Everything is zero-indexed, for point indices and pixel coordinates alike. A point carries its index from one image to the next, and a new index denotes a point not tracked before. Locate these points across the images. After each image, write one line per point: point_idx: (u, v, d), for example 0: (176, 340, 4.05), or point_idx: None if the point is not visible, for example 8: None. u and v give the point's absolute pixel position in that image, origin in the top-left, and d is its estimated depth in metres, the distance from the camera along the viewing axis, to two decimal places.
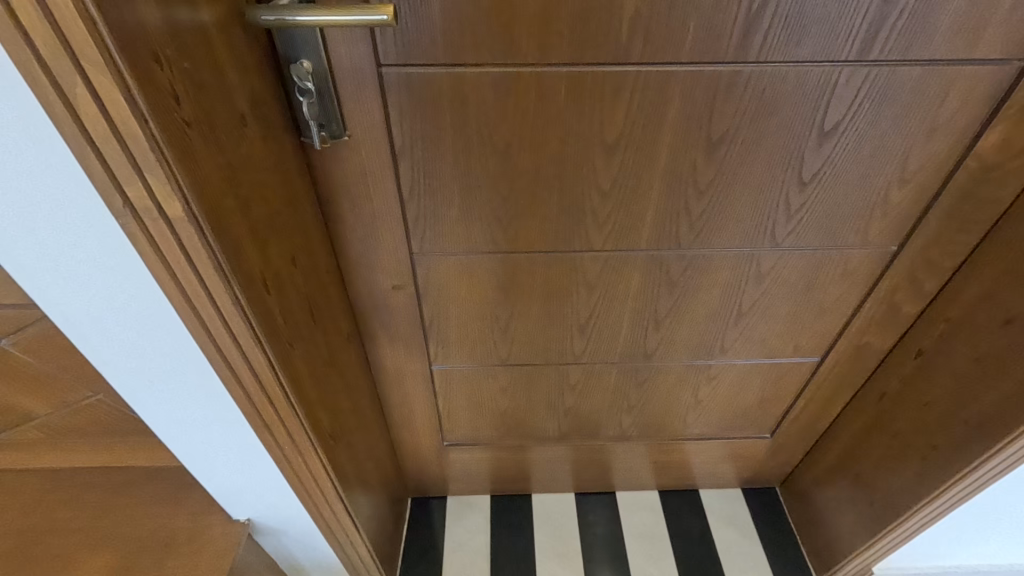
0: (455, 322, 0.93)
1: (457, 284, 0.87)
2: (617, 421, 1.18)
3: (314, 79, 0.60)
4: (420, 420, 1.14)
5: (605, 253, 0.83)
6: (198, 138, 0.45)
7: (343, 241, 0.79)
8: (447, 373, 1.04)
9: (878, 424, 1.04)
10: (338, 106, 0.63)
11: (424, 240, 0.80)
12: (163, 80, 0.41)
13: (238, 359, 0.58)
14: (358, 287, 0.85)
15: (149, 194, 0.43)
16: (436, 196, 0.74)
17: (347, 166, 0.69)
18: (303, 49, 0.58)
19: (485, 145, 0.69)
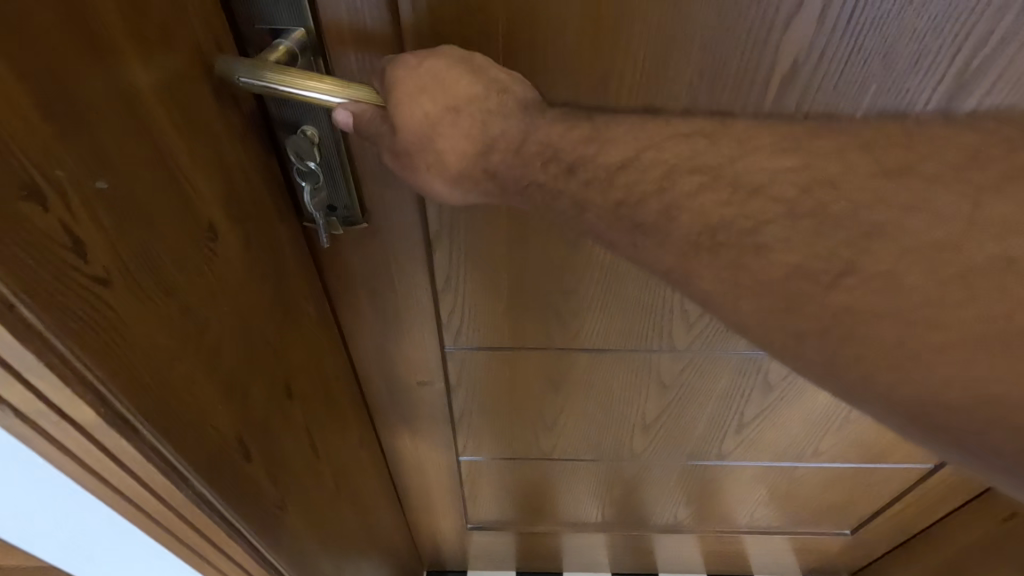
0: (491, 417, 0.76)
1: (497, 380, 0.70)
2: (671, 513, 1.00)
3: (323, 155, 0.42)
4: (440, 506, 0.97)
5: (690, 354, 0.65)
6: (125, 295, 0.28)
7: (357, 335, 0.61)
8: (477, 463, 0.87)
9: (1000, 548, 0.85)
10: (354, 183, 0.45)
11: (462, 333, 0.62)
12: (49, 224, 0.24)
13: (212, 555, 0.41)
14: (374, 380, 0.68)
15: (40, 401, 0.26)
16: (480, 287, 0.56)
17: (365, 254, 0.52)
18: (306, 112, 0.40)
19: (550, 233, 0.51)
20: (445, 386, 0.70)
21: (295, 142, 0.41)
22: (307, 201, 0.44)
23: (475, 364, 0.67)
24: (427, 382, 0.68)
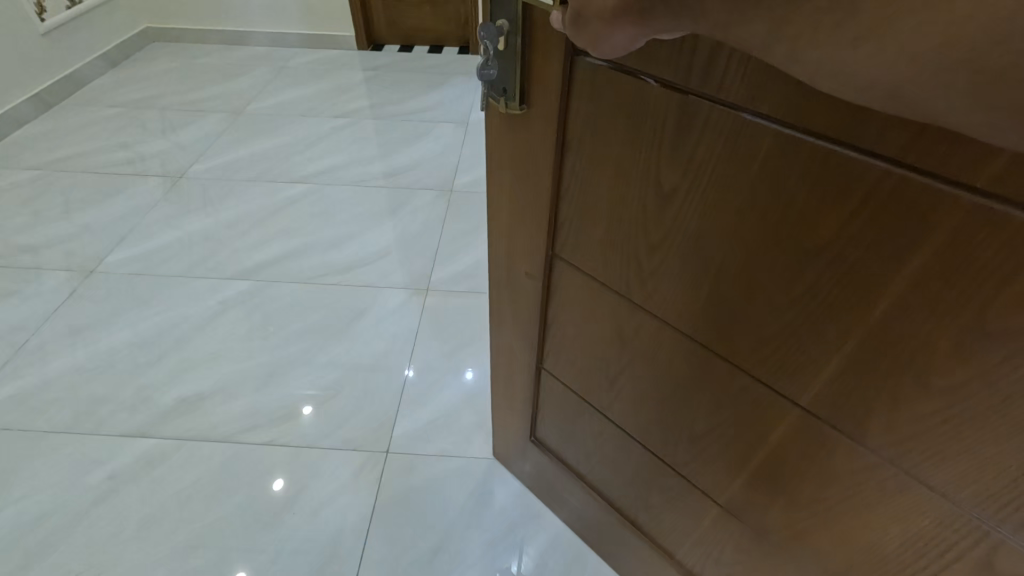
0: (570, 339, 0.94)
1: (582, 302, 0.86)
2: (698, 561, 0.96)
3: (502, 47, 0.70)
4: (518, 409, 1.20)
5: (754, 378, 0.68)
6: None
7: (500, 212, 0.90)
8: (551, 379, 1.05)
9: None
10: (519, 76, 0.71)
11: (570, 245, 0.82)
12: None
13: None
14: (501, 257, 0.96)
15: None
16: (591, 208, 0.75)
17: (520, 136, 0.78)
18: (506, 15, 0.67)
19: (647, 181, 0.66)
20: (542, 288, 0.92)
21: (487, 28, 0.69)
22: (480, 72, 0.73)
23: (570, 275, 0.85)
24: (533, 275, 0.92)
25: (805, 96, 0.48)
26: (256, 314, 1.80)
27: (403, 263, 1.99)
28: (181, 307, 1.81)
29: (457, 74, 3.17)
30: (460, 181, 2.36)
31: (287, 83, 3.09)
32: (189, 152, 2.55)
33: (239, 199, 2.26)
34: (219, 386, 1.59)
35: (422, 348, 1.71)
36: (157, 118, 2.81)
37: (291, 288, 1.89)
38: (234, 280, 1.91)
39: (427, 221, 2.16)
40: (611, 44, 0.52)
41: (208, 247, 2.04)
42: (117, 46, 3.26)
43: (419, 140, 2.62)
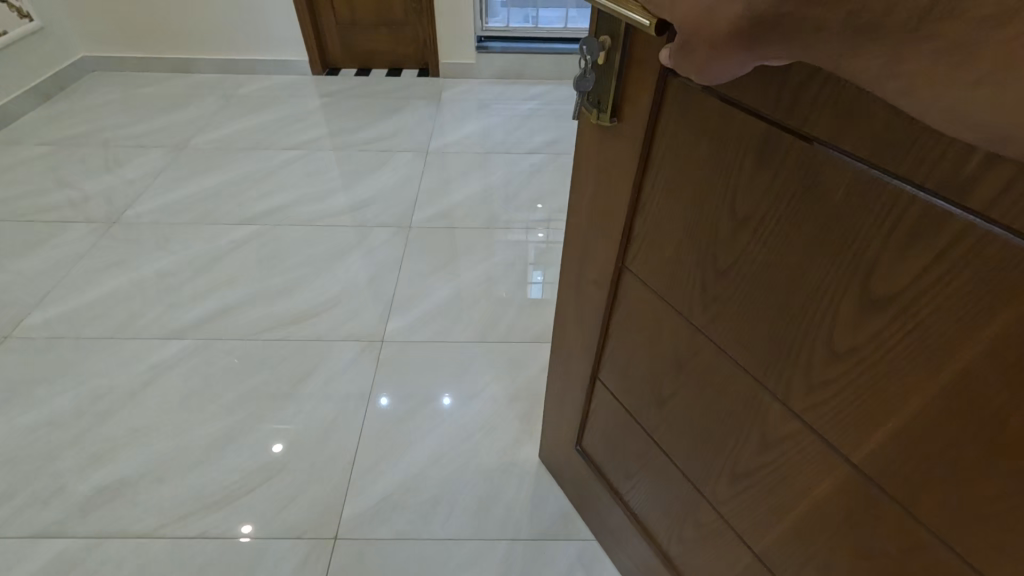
0: (629, 356, 0.90)
1: (642, 320, 0.83)
2: None
3: (603, 61, 0.67)
4: (567, 413, 1.19)
5: (804, 424, 0.63)
6: None
7: (576, 217, 0.88)
8: (605, 394, 1.02)
9: None
10: (614, 92, 0.68)
11: (637, 261, 0.78)
12: None
13: None
14: (572, 262, 0.95)
15: None
16: (663, 227, 0.71)
17: (604, 147, 0.74)
18: (607, 30, 0.65)
19: (721, 203, 0.61)
20: (608, 300, 0.88)
21: (590, 42, 0.67)
22: (578, 85, 0.71)
23: (636, 292, 0.82)
24: (601, 285, 0.88)
25: (890, 135, 0.43)
26: (193, 380, 1.59)
27: (353, 313, 1.80)
28: (105, 379, 1.58)
29: (414, 102, 3.10)
30: (419, 217, 2.24)
31: (235, 115, 2.93)
32: (126, 194, 2.34)
33: (182, 242, 2.07)
34: (148, 469, 1.39)
35: (375, 413, 1.52)
36: (92, 156, 2.60)
37: (236, 346, 1.68)
38: (166, 343, 1.69)
39: (380, 265, 2.00)
40: (721, 72, 0.46)
41: (143, 301, 1.83)
42: (50, 79, 3.04)
43: (379, 171, 2.51)
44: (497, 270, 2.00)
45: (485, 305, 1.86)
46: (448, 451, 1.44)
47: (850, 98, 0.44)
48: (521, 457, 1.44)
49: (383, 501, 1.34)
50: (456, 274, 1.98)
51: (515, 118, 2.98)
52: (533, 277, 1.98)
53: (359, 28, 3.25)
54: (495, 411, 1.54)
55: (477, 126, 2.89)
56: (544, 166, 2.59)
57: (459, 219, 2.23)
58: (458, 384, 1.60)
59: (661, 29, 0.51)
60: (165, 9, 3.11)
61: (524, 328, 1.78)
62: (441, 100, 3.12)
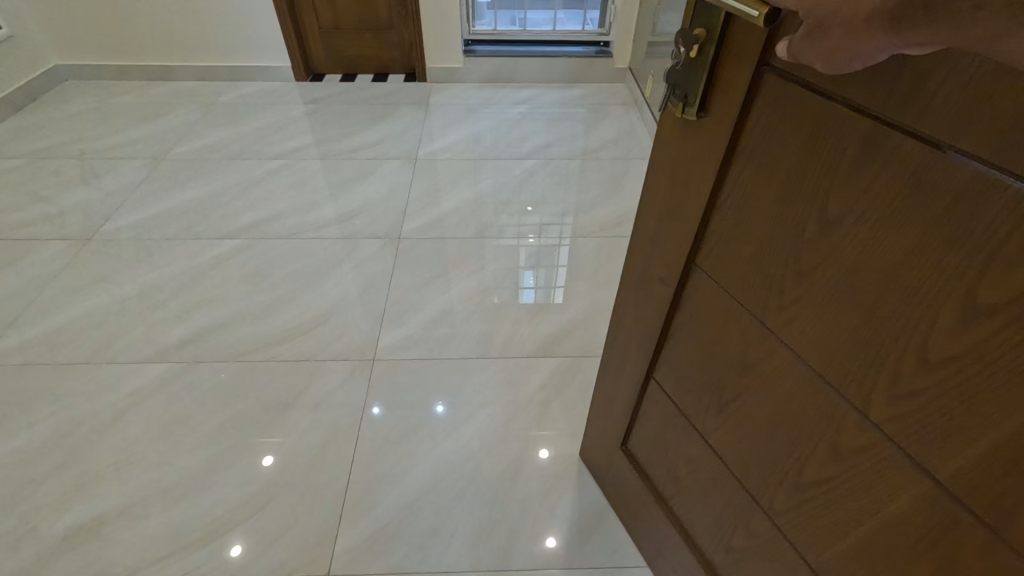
0: (691, 354, 0.88)
1: (710, 319, 0.81)
2: None
3: (695, 54, 0.65)
4: (616, 410, 1.18)
5: (884, 434, 0.59)
6: None
7: (647, 210, 0.87)
8: (660, 391, 1.00)
9: None
10: (706, 86, 0.66)
11: (711, 258, 0.77)
12: None
13: None
14: (637, 256, 0.93)
15: None
16: (744, 223, 0.69)
17: (687, 141, 0.73)
18: (705, 23, 0.63)
19: (811, 202, 0.59)
20: (673, 297, 0.87)
21: (686, 34, 0.65)
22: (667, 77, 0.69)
23: (705, 290, 0.80)
24: (666, 281, 0.87)
25: (1015, 136, 0.40)
26: (174, 405, 1.51)
27: (344, 330, 1.73)
28: (78, 407, 1.50)
29: (402, 107, 3.03)
30: (408, 227, 2.18)
31: (215, 123, 2.84)
32: (101, 208, 2.25)
33: (159, 259, 1.99)
34: (130, 503, 1.31)
35: (369, 434, 1.46)
36: (66, 169, 2.50)
37: (218, 368, 1.61)
38: (144, 366, 1.61)
39: (369, 278, 1.93)
40: (853, 59, 0.43)
41: (122, 322, 1.75)
42: (21, 90, 2.93)
43: (367, 180, 2.44)
44: (492, 280, 1.94)
45: (479, 318, 1.80)
46: (446, 474, 1.38)
47: (975, 95, 0.41)
48: (522, 479, 1.38)
49: (377, 532, 1.28)
50: (450, 286, 1.92)
51: (506, 122, 2.93)
52: (529, 286, 1.93)
53: (342, 33, 3.18)
54: (494, 429, 1.48)
55: (467, 131, 2.83)
56: (536, 171, 2.54)
57: (451, 229, 2.18)
58: (455, 402, 1.54)
59: (770, 21, 0.51)
60: (143, 15, 3.01)
61: (521, 340, 1.72)
62: (429, 105, 3.06)
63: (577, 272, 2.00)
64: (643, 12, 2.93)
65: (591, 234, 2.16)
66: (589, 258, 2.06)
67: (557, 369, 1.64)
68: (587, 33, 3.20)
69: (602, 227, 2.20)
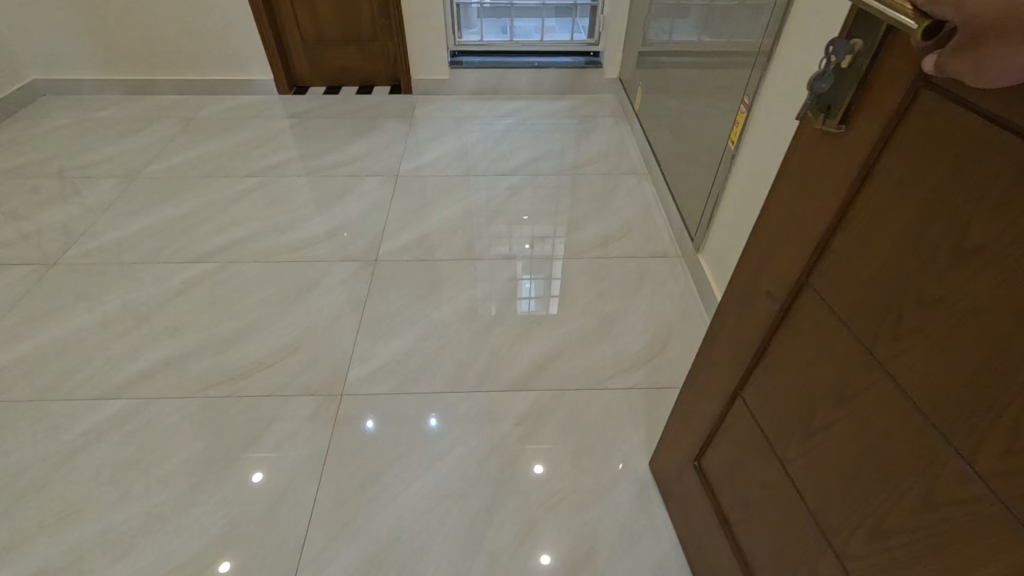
0: (784, 377, 0.81)
1: (811, 344, 0.73)
2: None
3: (847, 65, 0.59)
4: (695, 423, 1.11)
5: (989, 490, 0.51)
6: None
7: (765, 221, 0.80)
8: (744, 411, 0.93)
9: None
10: (854, 97, 0.60)
11: (825, 278, 0.69)
12: None
13: None
14: (746, 268, 0.87)
15: None
16: (867, 242, 0.62)
17: (820, 151, 0.66)
18: (863, 33, 0.57)
19: (948, 229, 0.52)
20: (777, 313, 0.80)
21: (840, 40, 0.60)
22: (811, 84, 0.64)
23: (812, 311, 0.73)
24: (773, 297, 0.80)
25: None
26: (128, 447, 1.43)
27: (311, 363, 1.65)
28: (24, 450, 1.42)
29: (387, 120, 2.96)
30: (387, 249, 2.09)
31: (193, 139, 2.77)
32: (66, 231, 2.17)
33: (122, 286, 1.91)
34: (71, 559, 1.22)
35: (330, 479, 1.37)
36: (33, 188, 2.42)
37: (177, 405, 1.53)
38: (99, 404, 1.53)
39: (344, 304, 1.85)
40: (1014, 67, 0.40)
41: (81, 353, 1.67)
42: None
43: (346, 199, 2.36)
44: (473, 306, 1.85)
45: (458, 347, 1.71)
46: (412, 524, 1.30)
47: None
48: (495, 527, 1.30)
49: None
50: (426, 311, 1.83)
51: (494, 135, 2.85)
52: (509, 311, 1.83)
53: (326, 45, 3.11)
54: (466, 474, 1.39)
55: (453, 145, 2.75)
56: (523, 187, 2.45)
57: (431, 250, 2.09)
58: (423, 444, 1.45)
59: (929, 34, 0.46)
60: (122, 29, 2.94)
61: (500, 372, 1.63)
62: (415, 118, 2.98)
63: (565, 294, 1.91)
64: (633, 21, 2.84)
65: (579, 254, 2.08)
66: (577, 280, 1.97)
67: (534, 405, 1.55)
68: (575, 44, 3.12)
69: (589, 247, 2.11)
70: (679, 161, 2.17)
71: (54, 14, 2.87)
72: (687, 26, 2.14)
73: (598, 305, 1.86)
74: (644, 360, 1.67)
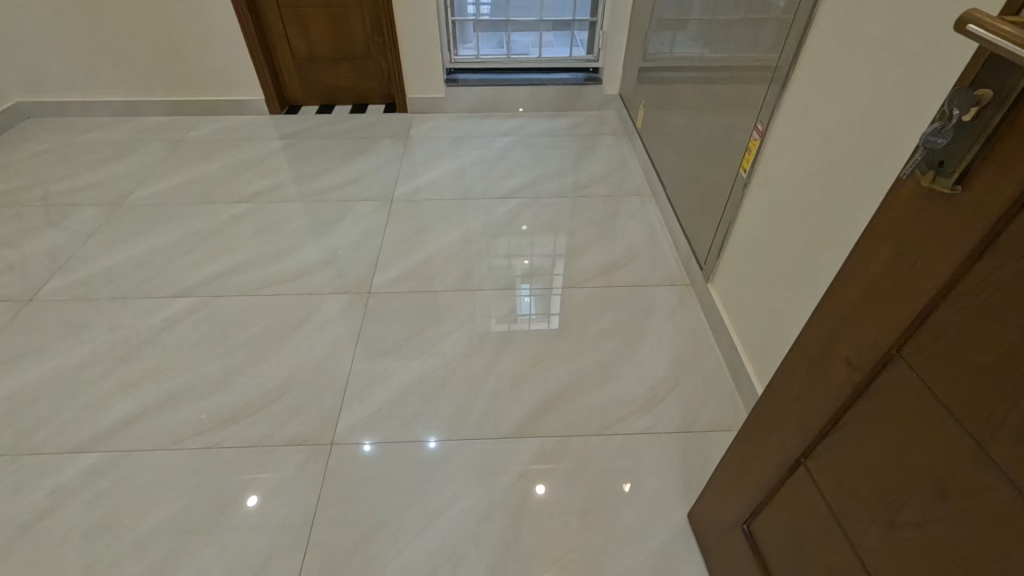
0: (861, 457, 0.70)
1: (901, 426, 0.64)
2: None
3: (969, 119, 0.49)
4: (743, 484, 1.00)
5: None
6: None
7: (842, 281, 0.70)
8: (807, 484, 0.82)
9: None
10: (978, 157, 0.50)
11: (924, 355, 0.60)
12: None
13: None
14: (815, 327, 0.77)
15: None
16: (984, 322, 0.52)
17: (922, 212, 0.57)
18: (995, 85, 0.47)
19: None
20: (858, 384, 0.70)
21: (961, 92, 0.50)
22: (923, 138, 0.54)
23: (904, 388, 0.63)
24: (852, 366, 0.70)
25: None
26: (100, 508, 1.32)
27: (299, 408, 1.54)
28: None
29: (381, 140, 2.87)
30: (380, 280, 1.99)
31: (181, 163, 2.68)
32: (42, 264, 2.07)
33: (101, 324, 1.81)
34: None
35: (319, 543, 1.27)
36: (10, 217, 2.32)
37: (155, 458, 1.42)
38: (71, 458, 1.43)
39: (335, 341, 1.75)
40: None
41: (53, 401, 1.56)
42: None
43: (337, 226, 2.26)
44: (472, 342, 1.75)
45: (457, 388, 1.61)
46: None
47: None
48: None
49: None
50: (423, 347, 1.73)
51: (492, 155, 2.76)
52: (510, 347, 1.73)
53: (319, 64, 3.04)
54: (466, 533, 1.29)
55: (451, 165, 2.67)
56: (523, 211, 2.36)
57: (426, 281, 1.99)
58: (419, 501, 1.35)
59: None
60: (107, 50, 2.85)
61: (501, 417, 1.53)
62: (411, 138, 2.90)
63: (568, 327, 1.81)
64: (633, 36, 2.77)
65: (582, 283, 1.98)
66: (581, 311, 1.87)
67: (538, 454, 1.44)
68: (574, 60, 3.05)
69: (593, 275, 2.02)
70: (684, 182, 2.08)
71: (38, 36, 2.79)
72: (686, 38, 2.08)
73: (606, 338, 1.76)
74: (655, 401, 1.57)
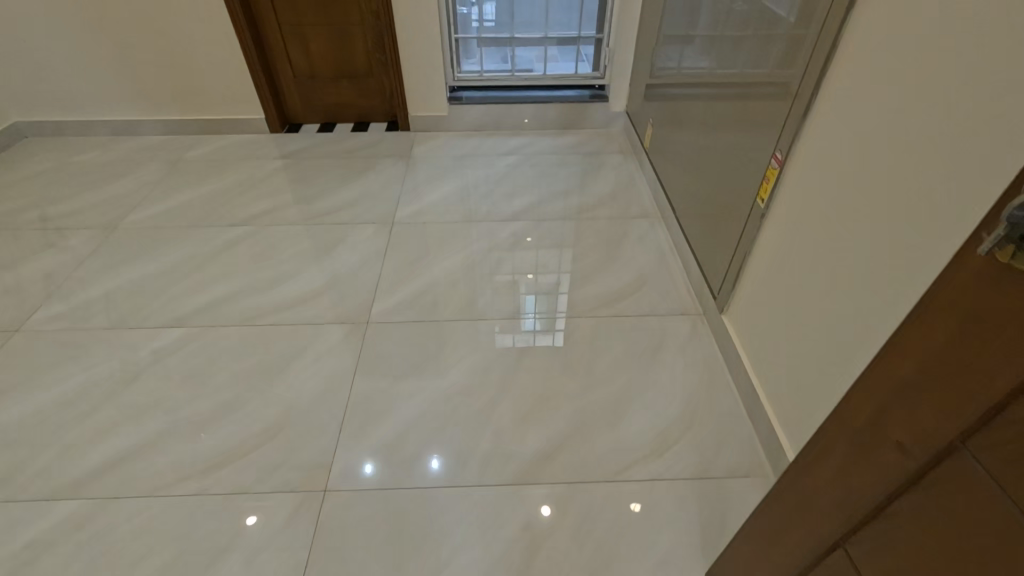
0: (917, 556, 0.61)
1: (967, 530, 0.54)
2: None
3: None
4: (773, 555, 0.91)
5: None
6: None
7: (893, 354, 0.62)
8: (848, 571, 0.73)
9: None
10: None
11: (997, 454, 0.51)
12: None
13: None
14: (859, 400, 0.68)
15: None
16: None
17: (996, 291, 0.48)
18: None
19: None
20: (912, 472, 0.61)
21: None
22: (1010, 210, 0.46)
23: (969, 487, 0.54)
24: (906, 451, 0.61)
25: None
26: (79, 562, 1.24)
27: (292, 450, 1.46)
28: None
29: (382, 159, 2.81)
30: (379, 308, 1.91)
31: (179, 184, 2.62)
32: (32, 290, 2.00)
33: (89, 355, 1.74)
34: None
35: None
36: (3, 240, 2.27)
37: (139, 505, 1.35)
38: (52, 504, 1.35)
39: (331, 375, 1.67)
40: None
41: (35, 441, 1.49)
42: None
43: (336, 250, 2.19)
44: (474, 377, 1.67)
45: (459, 428, 1.52)
46: None
47: None
48: None
49: None
50: (422, 382, 1.65)
51: (496, 174, 2.69)
52: (514, 382, 1.65)
53: (320, 82, 2.99)
54: None
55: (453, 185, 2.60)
56: (527, 234, 2.28)
57: (427, 309, 1.91)
58: (417, 555, 1.26)
59: None
60: (106, 68, 2.81)
61: (505, 460, 1.44)
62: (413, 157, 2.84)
63: (575, 360, 1.72)
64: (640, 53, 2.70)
65: (587, 312, 1.90)
66: (589, 342, 1.79)
67: (544, 502, 1.36)
68: (580, 78, 3.00)
69: (601, 303, 1.94)
70: (694, 205, 2.00)
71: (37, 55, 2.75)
72: (693, 52, 2.01)
73: (615, 373, 1.68)
74: (667, 443, 1.48)
